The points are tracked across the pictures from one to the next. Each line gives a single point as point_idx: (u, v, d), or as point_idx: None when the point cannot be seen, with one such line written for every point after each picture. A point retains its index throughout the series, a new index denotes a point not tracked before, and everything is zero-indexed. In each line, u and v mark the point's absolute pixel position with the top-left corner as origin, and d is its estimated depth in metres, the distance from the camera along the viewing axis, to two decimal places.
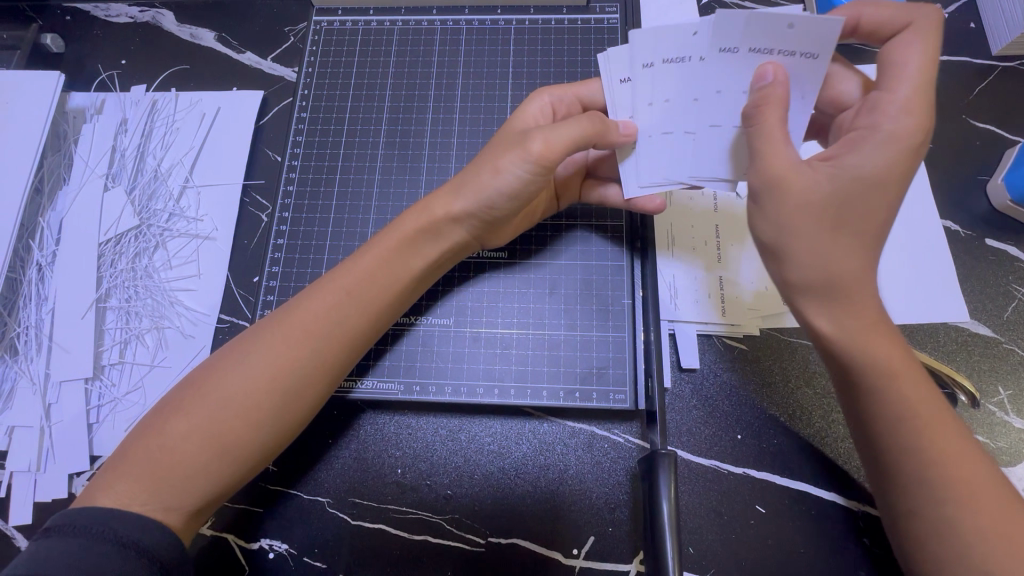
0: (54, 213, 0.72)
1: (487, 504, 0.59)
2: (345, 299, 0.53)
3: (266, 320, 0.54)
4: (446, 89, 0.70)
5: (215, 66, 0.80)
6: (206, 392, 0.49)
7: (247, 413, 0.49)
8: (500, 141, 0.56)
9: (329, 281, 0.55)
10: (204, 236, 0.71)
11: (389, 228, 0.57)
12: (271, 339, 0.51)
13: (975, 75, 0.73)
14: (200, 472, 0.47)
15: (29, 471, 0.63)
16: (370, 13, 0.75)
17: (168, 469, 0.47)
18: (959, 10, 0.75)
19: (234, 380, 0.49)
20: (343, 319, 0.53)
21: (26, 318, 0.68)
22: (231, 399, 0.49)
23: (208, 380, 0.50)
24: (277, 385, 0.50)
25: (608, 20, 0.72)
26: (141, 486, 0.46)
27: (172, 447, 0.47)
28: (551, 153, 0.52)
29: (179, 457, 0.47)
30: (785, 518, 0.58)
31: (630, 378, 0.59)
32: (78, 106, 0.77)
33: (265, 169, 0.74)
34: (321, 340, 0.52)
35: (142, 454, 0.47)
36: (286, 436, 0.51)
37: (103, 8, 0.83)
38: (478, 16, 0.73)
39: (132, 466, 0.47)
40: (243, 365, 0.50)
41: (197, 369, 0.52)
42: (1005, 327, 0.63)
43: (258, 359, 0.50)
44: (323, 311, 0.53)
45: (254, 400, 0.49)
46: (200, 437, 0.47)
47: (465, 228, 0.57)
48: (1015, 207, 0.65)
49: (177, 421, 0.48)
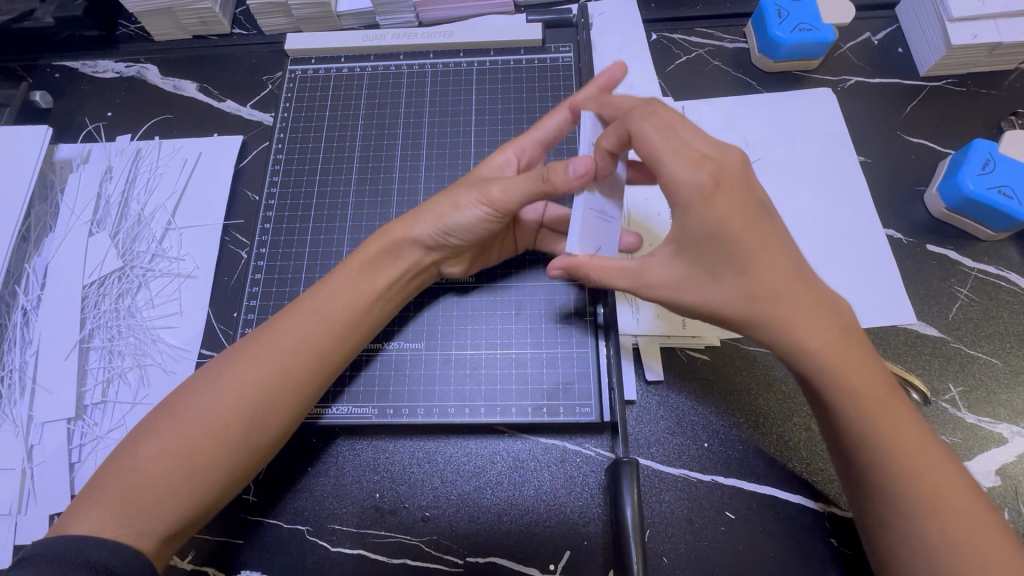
0: (40, 258, 0.75)
1: (464, 524, 0.61)
2: (311, 321, 0.56)
3: (238, 343, 0.56)
4: (413, 127, 0.75)
5: (197, 115, 0.84)
6: (179, 415, 0.51)
7: (215, 434, 0.50)
8: (467, 180, 0.62)
9: (295, 308, 0.57)
10: (185, 274, 0.74)
11: (352, 253, 0.61)
12: (240, 362, 0.53)
13: (905, 95, 0.78)
14: (171, 494, 0.48)
15: (10, 514, 0.63)
16: (342, 60, 0.80)
17: (140, 493, 0.48)
18: (887, 36, 0.82)
19: (206, 402, 0.51)
20: (311, 339, 0.55)
21: (10, 361, 0.69)
22: (202, 419, 0.51)
23: (180, 403, 0.52)
24: (241, 404, 0.52)
25: (563, 59, 0.77)
26: (113, 506, 0.47)
27: (144, 470, 0.49)
28: (503, 194, 0.56)
29: (152, 477, 0.49)
30: (755, 523, 0.59)
31: (596, 392, 0.61)
32: (66, 157, 0.81)
33: (244, 209, 0.78)
34: (288, 360, 0.54)
35: (116, 476, 0.49)
36: (257, 454, 0.52)
37: (90, 65, 0.89)
38: (442, 59, 0.79)
39: (106, 493, 0.48)
40: (211, 390, 0.52)
41: (170, 395, 0.54)
42: (951, 327, 0.66)
43: (228, 381, 0.52)
44: (290, 335, 0.55)
45: (223, 419, 0.51)
46: (171, 457, 0.49)
47: (419, 249, 0.61)
48: (951, 214, 0.69)
49: (148, 444, 0.50)
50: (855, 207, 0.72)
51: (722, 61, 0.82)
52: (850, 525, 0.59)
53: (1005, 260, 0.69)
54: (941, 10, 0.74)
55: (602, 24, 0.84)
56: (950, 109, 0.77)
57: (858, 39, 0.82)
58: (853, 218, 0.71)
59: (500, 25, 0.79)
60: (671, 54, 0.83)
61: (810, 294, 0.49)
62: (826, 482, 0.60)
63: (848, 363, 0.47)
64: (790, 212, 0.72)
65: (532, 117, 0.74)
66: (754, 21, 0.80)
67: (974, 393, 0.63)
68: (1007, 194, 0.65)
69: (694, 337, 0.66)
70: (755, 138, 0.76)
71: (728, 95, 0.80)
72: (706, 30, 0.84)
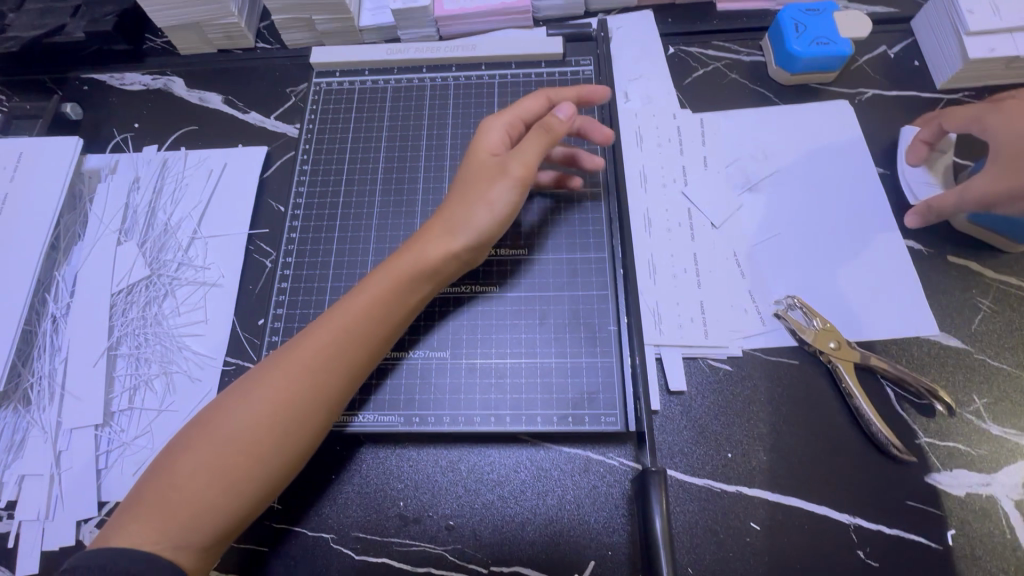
0: (69, 267, 0.76)
1: (488, 533, 0.61)
2: (343, 335, 0.56)
3: (270, 357, 0.57)
4: (437, 138, 0.76)
5: (223, 126, 0.86)
6: (214, 431, 0.52)
7: (250, 449, 0.51)
8: (471, 177, 0.62)
9: (326, 321, 0.57)
10: (211, 283, 0.75)
11: (384, 265, 0.61)
12: (274, 376, 0.54)
13: (923, 107, 0.79)
14: (208, 510, 0.49)
15: (38, 520, 0.64)
16: (366, 73, 0.81)
17: (179, 507, 0.49)
18: (904, 49, 0.83)
19: (240, 419, 0.52)
20: (342, 353, 0.56)
21: (39, 367, 0.71)
22: (236, 437, 0.51)
23: (214, 418, 0.52)
24: (275, 422, 0.52)
25: (583, 72, 0.79)
26: (153, 524, 0.48)
27: (182, 485, 0.49)
28: (528, 164, 0.61)
29: (190, 494, 0.49)
30: (780, 534, 0.59)
31: (620, 401, 0.62)
32: (94, 167, 0.83)
33: (269, 218, 0.79)
34: (320, 374, 0.54)
35: (155, 493, 0.49)
36: (291, 465, 0.53)
37: (118, 78, 0.91)
38: (464, 72, 0.80)
39: (145, 508, 0.49)
40: (246, 405, 0.53)
41: (203, 410, 0.55)
42: (974, 338, 0.66)
43: (261, 398, 0.53)
44: (322, 349, 0.55)
45: (257, 437, 0.51)
46: (208, 474, 0.50)
47: (455, 263, 0.61)
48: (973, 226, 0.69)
49: (186, 460, 0.50)
50: (874, 218, 0.72)
51: (740, 74, 0.83)
52: (877, 537, 0.58)
53: None
54: (958, 24, 0.75)
55: (621, 37, 0.85)
56: None
57: (875, 52, 0.83)
58: (873, 229, 0.72)
59: (521, 39, 0.80)
60: (688, 67, 0.84)
61: None
62: (852, 493, 0.60)
63: None
64: (809, 223, 0.72)
65: None
66: (771, 35, 0.81)
67: (999, 405, 0.63)
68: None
69: (716, 347, 0.67)
70: (773, 150, 0.77)
71: (746, 108, 0.80)
72: (723, 44, 0.85)
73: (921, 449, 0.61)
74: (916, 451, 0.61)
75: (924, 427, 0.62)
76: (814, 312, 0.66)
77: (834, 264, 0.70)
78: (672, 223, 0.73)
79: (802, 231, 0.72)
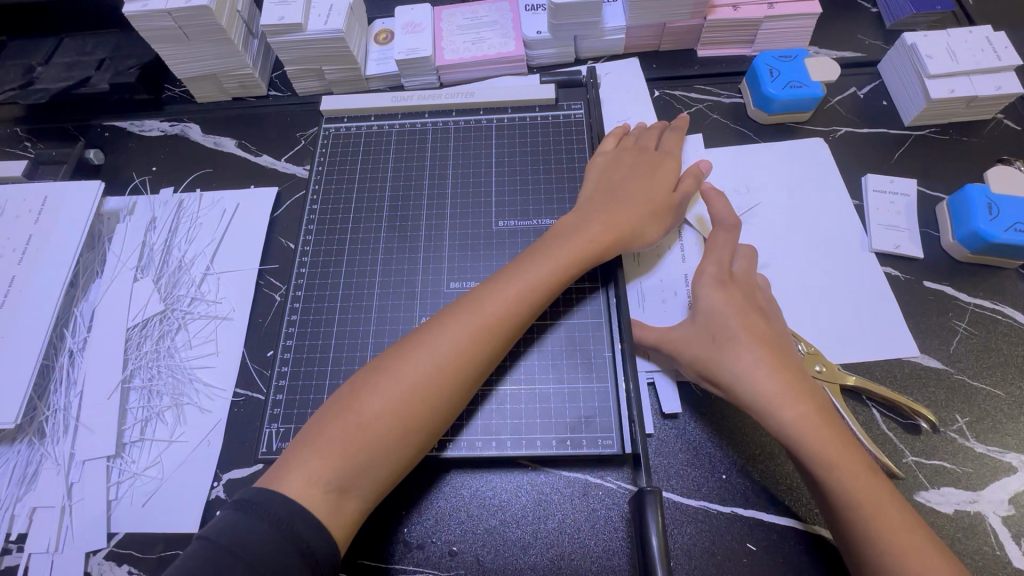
0: (87, 302, 0.80)
1: (491, 558, 0.62)
2: (406, 390, 0.57)
3: (380, 407, 0.56)
4: (438, 178, 0.81)
5: (237, 170, 0.91)
6: (350, 422, 0.55)
7: (406, 416, 0.56)
8: (468, 315, 0.61)
9: (390, 382, 0.57)
10: (222, 317, 0.78)
11: (440, 337, 0.59)
12: (395, 385, 0.57)
13: (892, 143, 0.84)
14: (397, 432, 0.56)
15: (47, 552, 0.65)
16: (372, 119, 0.87)
17: (412, 413, 0.56)
18: (872, 91, 0.89)
19: (426, 361, 0.58)
20: (417, 402, 0.57)
21: (55, 401, 0.73)
22: (415, 378, 0.57)
23: (402, 371, 0.57)
24: (416, 442, 0.57)
25: (574, 115, 0.85)
26: (398, 426, 0.56)
27: (421, 384, 0.57)
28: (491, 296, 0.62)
29: (419, 395, 0.57)
30: (776, 555, 0.60)
31: (616, 425, 0.64)
32: (113, 209, 0.88)
33: (279, 254, 0.83)
34: (412, 400, 0.56)
35: (405, 410, 0.56)
36: (414, 428, 0.56)
37: (138, 124, 0.96)
38: (464, 117, 0.86)
39: (388, 414, 0.56)
40: (423, 361, 0.58)
41: (392, 396, 0.56)
42: (953, 359, 0.69)
43: (431, 356, 0.58)
44: (421, 379, 0.57)
45: (461, 361, 0.59)
46: (426, 386, 0.57)
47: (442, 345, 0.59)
48: (957, 247, 0.74)
49: (379, 397, 0.56)
50: (853, 247, 0.76)
51: (721, 115, 0.89)
52: None
53: (999, 295, 0.73)
54: (919, 68, 0.81)
55: (609, 82, 0.92)
56: (936, 155, 0.83)
57: (845, 93, 0.89)
58: (852, 258, 0.76)
59: (516, 86, 0.87)
60: (673, 109, 0.90)
61: (788, 367, 0.61)
62: None
63: (803, 410, 0.57)
64: (792, 253, 0.76)
65: (548, 168, 0.81)
66: (748, 79, 0.87)
67: (981, 422, 0.65)
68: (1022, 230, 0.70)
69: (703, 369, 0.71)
70: (754, 186, 0.82)
71: (728, 146, 0.86)
72: (704, 87, 0.92)
73: (909, 468, 0.63)
74: (905, 469, 0.63)
75: (910, 445, 0.64)
76: (799, 336, 0.69)
77: (819, 290, 0.74)
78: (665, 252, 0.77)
79: (786, 260, 0.76)
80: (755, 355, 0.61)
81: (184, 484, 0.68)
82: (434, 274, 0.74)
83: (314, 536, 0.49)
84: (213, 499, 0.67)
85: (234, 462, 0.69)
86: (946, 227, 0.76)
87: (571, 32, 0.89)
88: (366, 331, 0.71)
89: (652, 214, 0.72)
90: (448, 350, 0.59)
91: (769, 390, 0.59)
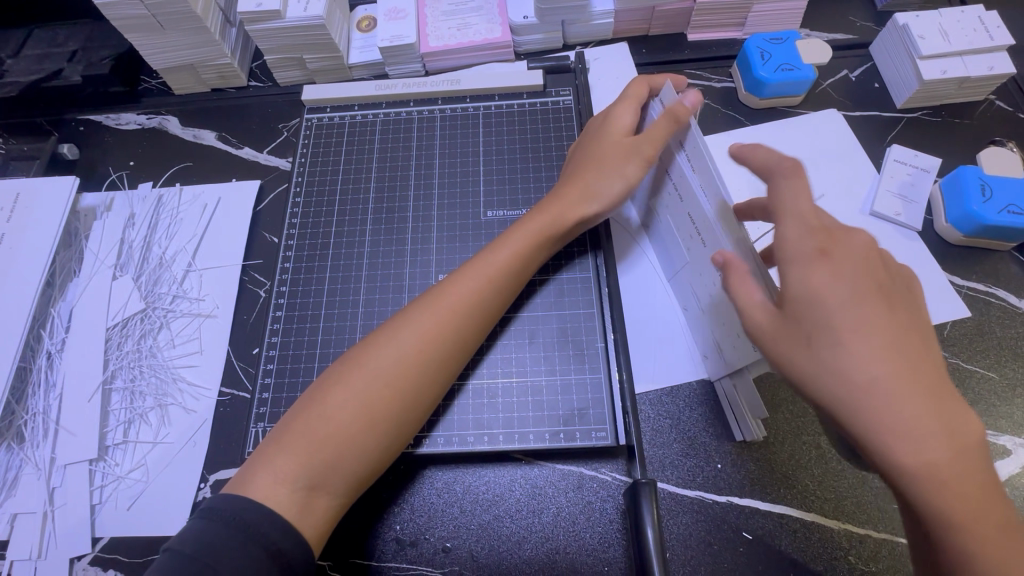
0: (65, 302, 0.77)
1: (485, 553, 0.61)
2: (371, 381, 0.56)
3: (345, 400, 0.55)
4: (425, 168, 0.79)
5: (217, 163, 0.88)
6: (314, 419, 0.55)
7: (373, 406, 0.55)
8: (431, 304, 0.61)
9: (355, 374, 0.56)
10: (206, 314, 0.76)
11: (405, 327, 0.59)
12: (360, 378, 0.56)
13: (885, 126, 0.84)
14: (362, 427, 0.55)
15: (30, 559, 0.63)
16: (356, 108, 0.85)
17: (378, 403, 0.55)
18: (864, 73, 0.88)
19: (391, 350, 0.58)
20: (383, 393, 0.56)
21: (34, 404, 0.71)
22: (378, 372, 0.56)
23: (364, 361, 0.57)
24: (384, 436, 0.55)
25: (563, 101, 0.83)
26: (363, 418, 0.55)
27: (385, 376, 0.56)
28: (451, 287, 0.62)
29: (384, 388, 0.56)
30: (772, 543, 0.60)
31: (610, 416, 0.64)
32: (90, 205, 0.85)
33: (263, 249, 0.81)
34: (379, 390, 0.56)
35: (367, 400, 0.55)
36: (380, 419, 0.55)
37: (114, 118, 0.93)
38: (450, 105, 0.84)
39: (350, 405, 0.55)
40: (389, 352, 0.58)
41: (356, 388, 0.56)
42: (946, 343, 0.69)
43: (395, 348, 0.58)
44: (389, 370, 0.57)
45: (422, 351, 0.58)
46: (391, 379, 0.56)
47: (407, 336, 0.58)
48: (949, 230, 0.73)
49: (341, 391, 0.56)
50: None
51: (712, 100, 0.87)
52: (867, 543, 0.59)
53: (991, 278, 0.72)
54: (911, 49, 0.80)
55: (598, 68, 0.90)
56: (928, 138, 0.82)
57: (837, 76, 0.88)
58: None
59: (503, 73, 0.85)
60: None
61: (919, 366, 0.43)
62: (839, 500, 0.61)
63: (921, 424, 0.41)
64: None
65: (537, 156, 0.79)
66: (739, 62, 0.86)
67: (975, 406, 0.65)
68: (1015, 212, 0.70)
69: (726, 369, 0.64)
70: (747, 171, 0.80)
71: (719, 132, 0.84)
72: (694, 71, 0.90)
73: None
74: None
75: None
76: None
77: None
78: (690, 233, 0.63)
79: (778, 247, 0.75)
80: (881, 378, 0.42)
81: (170, 486, 0.67)
82: (422, 267, 0.73)
83: (285, 540, 0.49)
84: (200, 500, 0.66)
85: (221, 462, 0.68)
86: (939, 209, 0.75)
87: (559, 17, 0.87)
88: (353, 327, 0.70)
89: (609, 174, 0.67)
90: (411, 341, 0.58)
91: (892, 402, 0.42)
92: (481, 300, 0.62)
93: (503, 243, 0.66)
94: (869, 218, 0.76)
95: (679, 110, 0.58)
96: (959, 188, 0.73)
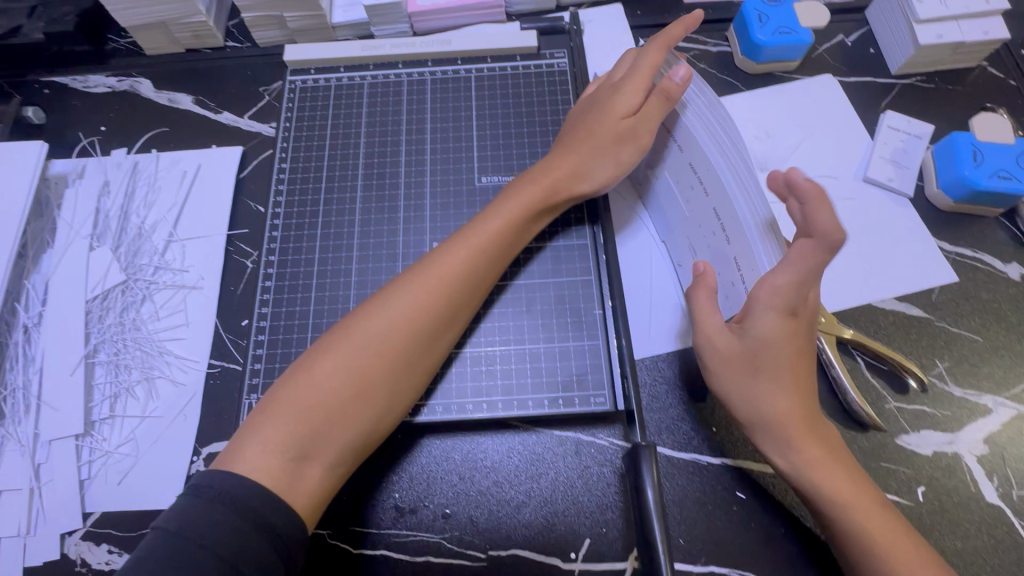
0: (39, 274, 0.74)
1: (485, 519, 0.62)
2: (363, 348, 0.55)
3: (336, 369, 0.54)
4: (416, 133, 0.77)
5: (195, 128, 0.84)
6: (303, 389, 0.54)
7: (364, 375, 0.54)
8: (425, 272, 0.59)
9: (346, 342, 0.56)
10: (191, 285, 0.74)
11: (398, 295, 0.58)
12: (351, 346, 0.55)
13: (879, 92, 0.83)
14: (355, 396, 0.54)
15: (18, 535, 0.62)
16: (342, 70, 0.81)
17: (371, 372, 0.55)
18: (859, 38, 0.87)
19: (383, 318, 0.57)
20: (376, 362, 0.55)
21: (13, 379, 0.69)
22: (370, 341, 0.56)
23: (357, 328, 0.56)
24: (376, 408, 0.55)
25: (558, 64, 0.81)
26: (355, 388, 0.54)
27: (378, 346, 0.56)
28: (445, 254, 0.61)
29: (377, 358, 0.55)
30: (765, 502, 0.62)
31: (609, 382, 0.64)
32: (60, 172, 0.80)
33: (248, 219, 0.78)
34: (371, 360, 0.55)
35: (360, 369, 0.54)
36: (372, 389, 0.55)
37: (80, 80, 0.88)
38: (440, 67, 0.81)
39: (341, 375, 0.54)
40: (382, 319, 0.57)
41: (347, 357, 0.55)
42: (934, 307, 0.70)
43: (388, 316, 0.57)
44: (381, 339, 0.56)
45: (414, 320, 0.57)
46: (384, 348, 0.56)
47: (399, 305, 0.57)
48: (940, 194, 0.74)
49: (331, 359, 0.55)
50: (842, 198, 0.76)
51: (707, 64, 0.86)
52: None
53: (978, 244, 0.74)
54: (908, 12, 0.79)
55: (593, 30, 0.87)
56: (922, 104, 0.82)
57: (833, 41, 0.87)
58: (841, 210, 0.75)
59: (495, 34, 0.81)
60: None
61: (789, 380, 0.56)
62: None
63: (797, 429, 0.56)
64: (781, 206, 0.75)
65: (530, 122, 0.77)
66: (736, 25, 0.84)
67: (959, 367, 0.67)
68: (1005, 176, 0.70)
69: None
70: (743, 139, 0.80)
71: None
72: (690, 34, 0.88)
73: (891, 414, 0.64)
74: (886, 415, 0.64)
75: (892, 396, 0.65)
76: None
77: None
78: (691, 183, 0.64)
79: (774, 214, 0.75)
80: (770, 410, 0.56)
81: (161, 460, 0.65)
82: (416, 235, 0.71)
83: (280, 518, 0.48)
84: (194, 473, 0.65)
85: (213, 435, 0.66)
86: (931, 174, 0.76)
87: None
88: (346, 297, 0.68)
89: (610, 145, 0.66)
90: (403, 309, 0.57)
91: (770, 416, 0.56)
92: (473, 268, 0.61)
93: (499, 210, 0.64)
94: (863, 183, 0.77)
95: (671, 88, 0.62)
96: (949, 154, 0.73)
